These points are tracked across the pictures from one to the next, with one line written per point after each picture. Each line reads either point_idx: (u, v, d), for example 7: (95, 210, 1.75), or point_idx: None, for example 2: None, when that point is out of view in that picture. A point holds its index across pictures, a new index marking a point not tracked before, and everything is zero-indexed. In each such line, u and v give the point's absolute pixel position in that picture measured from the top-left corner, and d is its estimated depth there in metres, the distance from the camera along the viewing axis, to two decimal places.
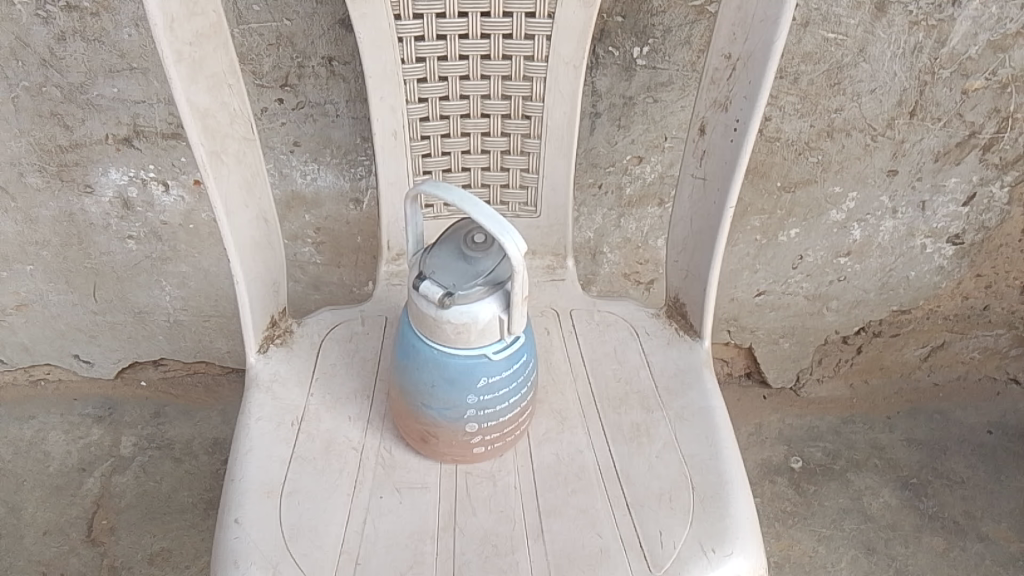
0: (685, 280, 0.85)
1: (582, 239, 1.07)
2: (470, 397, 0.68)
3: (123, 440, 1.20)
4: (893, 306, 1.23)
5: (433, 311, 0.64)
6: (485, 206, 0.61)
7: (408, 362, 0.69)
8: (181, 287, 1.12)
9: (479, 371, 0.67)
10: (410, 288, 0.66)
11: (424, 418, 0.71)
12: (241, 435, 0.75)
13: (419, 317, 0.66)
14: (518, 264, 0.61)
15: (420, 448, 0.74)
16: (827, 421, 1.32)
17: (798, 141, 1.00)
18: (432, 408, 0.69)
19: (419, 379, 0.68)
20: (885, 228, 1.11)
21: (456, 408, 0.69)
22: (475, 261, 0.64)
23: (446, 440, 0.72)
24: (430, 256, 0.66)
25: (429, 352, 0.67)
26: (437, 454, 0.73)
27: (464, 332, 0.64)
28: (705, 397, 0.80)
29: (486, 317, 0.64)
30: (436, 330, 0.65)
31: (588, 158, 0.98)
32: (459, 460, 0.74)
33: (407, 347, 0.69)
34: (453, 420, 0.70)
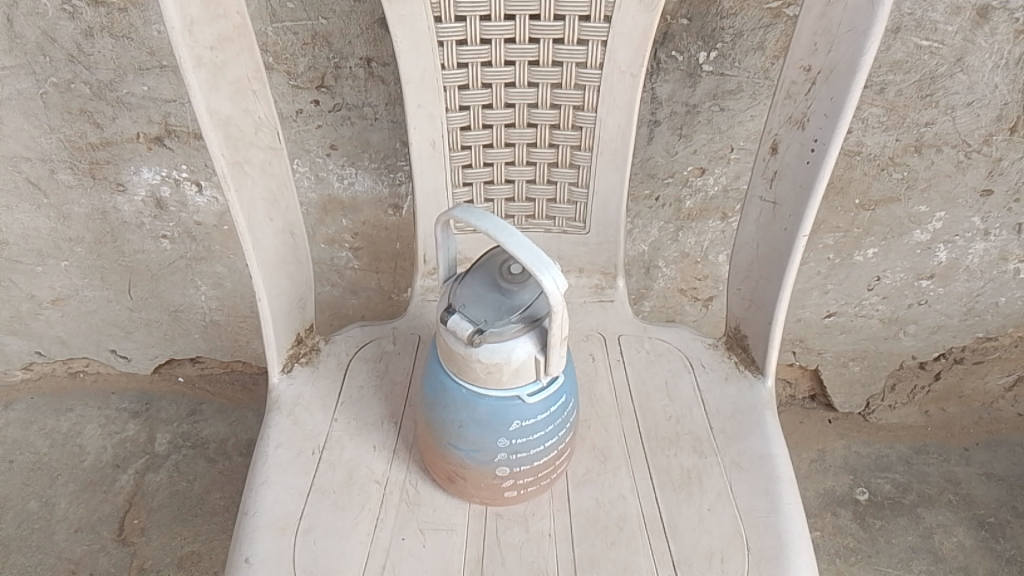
0: (748, 311, 0.77)
1: (635, 253, 1.00)
2: (501, 440, 0.62)
3: (158, 437, 1.19)
4: (978, 333, 1.12)
5: (462, 347, 0.58)
6: (521, 237, 0.54)
7: (435, 398, 0.63)
8: (216, 288, 1.09)
9: (512, 415, 0.60)
10: (438, 320, 0.60)
11: (452, 458, 0.65)
12: (258, 463, 0.70)
13: (447, 353, 0.60)
14: (556, 303, 0.54)
15: (447, 486, 0.68)
16: (896, 450, 1.23)
17: (880, 156, 0.91)
18: (460, 448, 0.63)
19: (447, 418, 0.62)
20: (974, 250, 1.01)
21: (486, 450, 0.63)
22: (511, 295, 0.57)
23: (475, 482, 0.66)
24: (460, 286, 0.59)
25: (457, 391, 0.60)
26: (465, 494, 0.68)
27: (494, 372, 0.58)
28: (766, 444, 0.72)
29: (520, 357, 0.57)
30: (465, 368, 0.59)
31: (645, 167, 0.90)
32: (487, 502, 0.68)
33: (436, 382, 0.63)
34: (483, 462, 0.64)
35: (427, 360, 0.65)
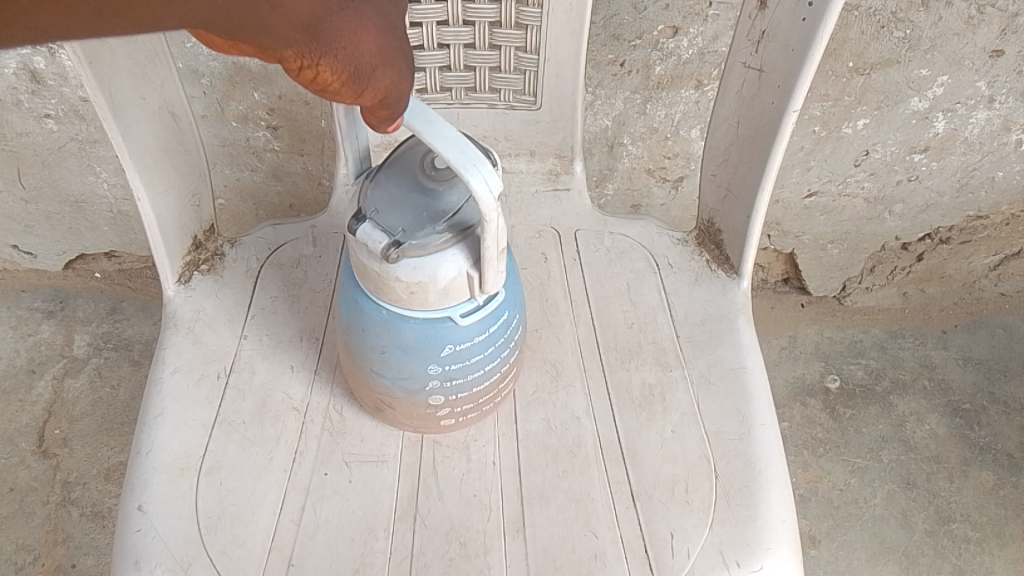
0: (725, 202, 0.66)
1: (597, 128, 0.87)
2: (432, 367, 0.51)
3: (75, 339, 1.09)
4: (969, 211, 1.03)
5: (377, 263, 0.46)
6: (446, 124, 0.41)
7: (352, 320, 0.52)
8: (118, 175, 0.96)
9: (442, 339, 0.50)
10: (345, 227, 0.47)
11: (377, 386, 0.55)
12: (152, 392, 0.60)
13: (360, 268, 0.48)
14: (490, 211, 0.42)
15: (376, 414, 0.59)
16: (872, 334, 1.16)
17: (882, 11, 0.77)
18: (386, 375, 0.53)
19: (368, 342, 0.52)
20: (976, 120, 0.90)
21: (416, 378, 0.53)
22: (434, 198, 0.45)
23: (407, 410, 0.56)
24: (371, 186, 0.46)
25: (378, 313, 0.50)
26: (396, 423, 0.59)
27: (418, 292, 0.47)
28: (739, 356, 0.63)
29: (449, 274, 0.46)
30: (382, 287, 0.47)
31: (608, 27, 0.76)
32: (423, 430, 0.59)
33: (350, 301, 0.51)
34: (415, 389, 0.54)
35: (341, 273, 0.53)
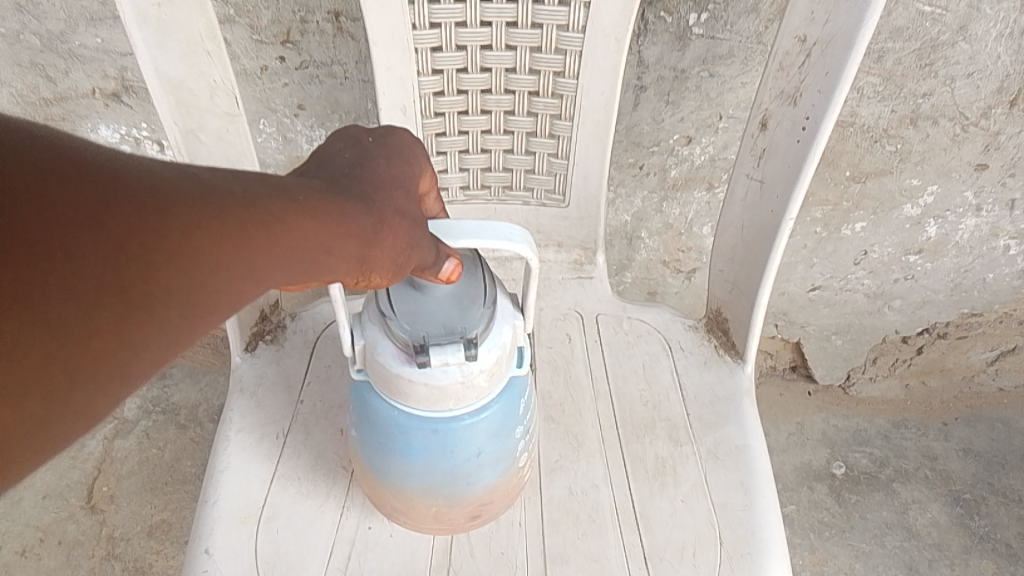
0: (731, 294, 0.74)
1: (618, 223, 0.96)
2: (518, 428, 0.50)
3: (127, 402, 1.20)
4: (964, 309, 1.10)
5: (457, 377, 0.43)
6: (465, 225, 0.43)
7: (423, 462, 0.48)
8: None
9: (518, 396, 0.49)
10: (403, 377, 0.44)
11: (474, 495, 0.51)
12: (218, 449, 0.68)
13: (431, 399, 0.44)
14: (530, 254, 0.45)
15: (460, 529, 0.55)
16: (875, 424, 1.21)
17: (874, 128, 0.87)
18: (478, 482, 0.50)
19: (452, 467, 0.48)
20: (965, 226, 0.98)
21: (510, 453, 0.50)
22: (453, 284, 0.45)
23: (501, 497, 0.53)
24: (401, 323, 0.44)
25: (448, 432, 0.47)
26: (488, 520, 0.55)
27: (497, 369, 0.45)
28: (744, 435, 0.70)
29: (508, 334, 0.46)
30: (465, 395, 0.45)
31: (630, 135, 0.86)
32: (498, 511, 0.56)
33: (421, 441, 0.47)
34: (508, 472, 0.51)
35: (358, 436, 0.50)
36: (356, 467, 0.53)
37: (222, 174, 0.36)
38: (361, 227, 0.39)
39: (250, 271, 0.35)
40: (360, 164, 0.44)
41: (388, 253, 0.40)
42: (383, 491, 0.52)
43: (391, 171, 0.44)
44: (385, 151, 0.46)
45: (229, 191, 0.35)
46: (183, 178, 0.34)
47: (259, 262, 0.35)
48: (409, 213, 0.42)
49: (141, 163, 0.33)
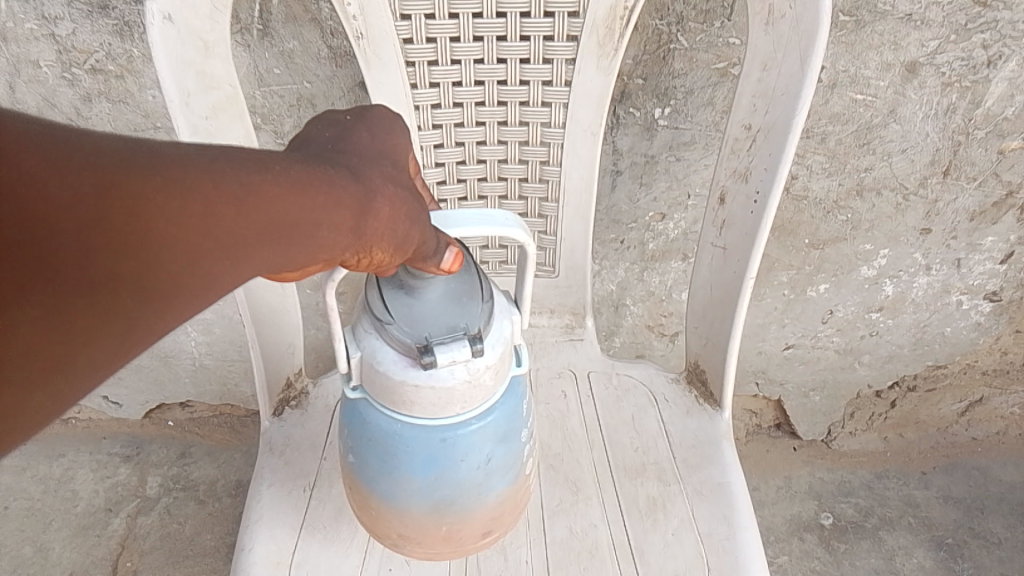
0: (706, 348, 0.83)
1: (604, 292, 1.06)
2: (520, 433, 0.56)
3: (148, 480, 1.27)
4: (928, 362, 1.19)
5: (464, 373, 0.48)
6: (461, 216, 0.49)
7: (439, 474, 0.53)
8: (205, 333, 1.17)
9: (518, 401, 0.55)
10: (413, 379, 0.48)
11: (488, 503, 0.56)
12: (252, 502, 0.75)
13: (441, 404, 0.49)
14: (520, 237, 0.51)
15: (477, 545, 0.59)
16: (859, 475, 1.29)
17: (825, 200, 0.98)
18: (489, 488, 0.55)
19: (464, 473, 0.53)
20: (919, 284, 1.08)
21: (515, 457, 0.56)
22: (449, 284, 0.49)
23: (510, 503, 0.58)
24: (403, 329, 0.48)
25: (458, 438, 0.51)
26: (502, 530, 0.60)
27: (499, 368, 0.50)
28: (724, 473, 0.77)
29: (505, 329, 0.51)
30: (472, 397, 0.50)
31: (610, 213, 0.97)
32: (509, 522, 0.61)
33: (434, 452, 0.52)
34: (512, 476, 0.56)
35: (372, 463, 0.53)
36: (365, 504, 0.57)
37: (196, 148, 0.37)
38: (348, 195, 0.40)
39: (230, 244, 0.36)
40: (340, 141, 0.46)
41: (385, 224, 0.42)
42: (399, 516, 0.55)
43: (374, 143, 0.46)
44: (368, 126, 0.47)
45: (194, 160, 0.35)
46: (136, 149, 0.35)
47: (241, 237, 0.36)
48: (397, 183, 0.44)
49: (101, 143, 0.34)
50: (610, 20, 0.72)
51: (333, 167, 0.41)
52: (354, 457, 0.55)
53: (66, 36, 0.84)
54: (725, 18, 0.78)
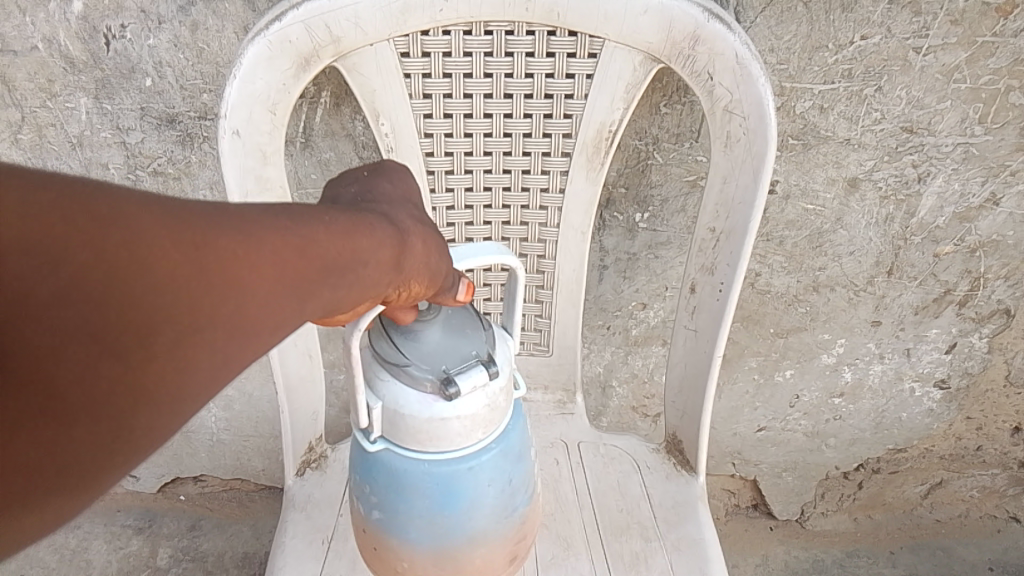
0: (681, 419, 0.94)
1: (593, 373, 1.19)
2: (527, 452, 0.67)
3: (159, 551, 1.34)
4: (889, 445, 1.30)
5: (483, 393, 0.58)
6: (462, 253, 0.60)
7: (471, 503, 0.62)
8: (226, 408, 1.27)
9: (522, 425, 0.66)
10: (439, 407, 0.57)
11: (513, 522, 0.66)
12: (277, 552, 0.84)
13: (465, 432, 0.59)
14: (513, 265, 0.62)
15: (507, 565, 0.69)
16: (831, 554, 1.38)
17: (786, 294, 1.12)
18: (514, 507, 0.66)
19: (492, 497, 0.63)
20: (874, 371, 1.20)
21: (528, 474, 0.67)
22: (456, 324, 0.60)
23: (529, 519, 0.69)
24: (426, 366, 0.58)
25: (485, 464, 0.62)
26: (525, 546, 0.70)
27: (506, 391, 0.62)
28: (699, 530, 0.87)
29: (505, 352, 0.62)
30: (489, 421, 0.60)
31: (597, 302, 1.10)
32: (528, 540, 0.71)
33: (464, 482, 0.62)
34: (528, 490, 0.67)
35: (411, 510, 0.62)
36: (405, 556, 0.65)
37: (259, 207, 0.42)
38: (384, 243, 0.47)
39: (297, 289, 0.41)
40: (365, 194, 0.56)
41: (420, 258, 0.51)
42: (443, 554, 0.64)
43: (394, 189, 0.57)
44: (385, 180, 0.58)
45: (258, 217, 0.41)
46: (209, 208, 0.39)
47: (306, 281, 0.41)
48: (422, 223, 0.53)
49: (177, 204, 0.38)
50: (597, 141, 0.86)
51: (371, 213, 0.50)
52: (395, 518, 0.63)
53: (134, 143, 0.99)
54: (693, 140, 0.93)
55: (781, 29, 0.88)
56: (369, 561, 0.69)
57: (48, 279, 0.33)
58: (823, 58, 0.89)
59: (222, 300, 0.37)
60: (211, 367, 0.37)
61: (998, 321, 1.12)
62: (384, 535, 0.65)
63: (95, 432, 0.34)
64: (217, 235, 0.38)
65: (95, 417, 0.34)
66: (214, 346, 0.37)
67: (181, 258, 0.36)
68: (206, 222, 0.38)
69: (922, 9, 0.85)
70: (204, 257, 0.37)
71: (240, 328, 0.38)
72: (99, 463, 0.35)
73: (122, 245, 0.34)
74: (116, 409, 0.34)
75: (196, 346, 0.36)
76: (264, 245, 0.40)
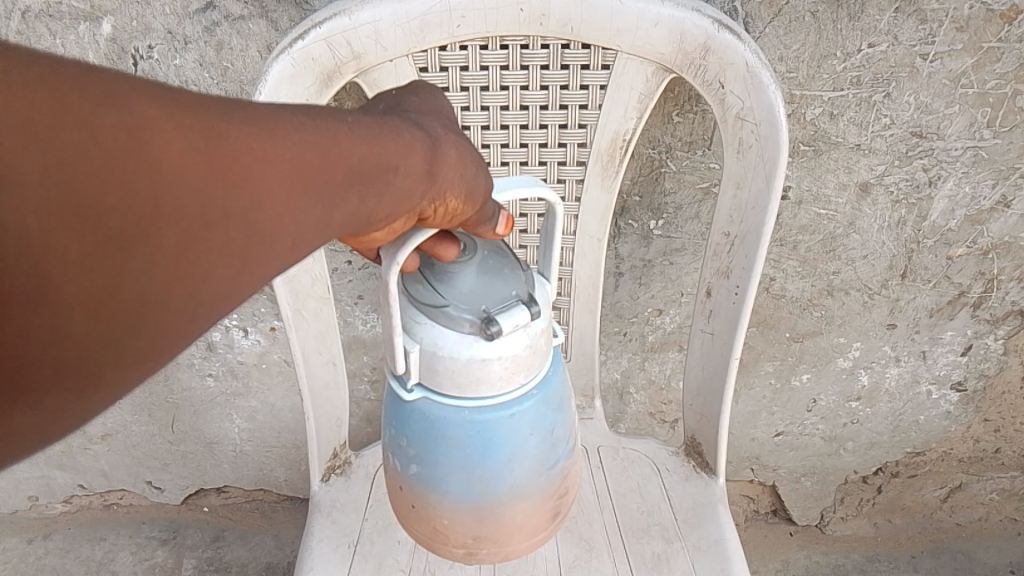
0: (700, 422, 0.95)
1: (610, 379, 1.20)
2: (566, 401, 0.67)
3: (184, 562, 1.36)
4: (907, 448, 1.30)
5: (524, 334, 0.58)
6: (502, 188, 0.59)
7: (512, 451, 0.63)
8: (249, 420, 1.29)
9: (561, 373, 0.66)
10: (481, 348, 0.57)
11: (554, 472, 0.67)
12: (305, 556, 0.86)
13: (507, 375, 0.59)
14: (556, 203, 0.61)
15: (549, 518, 0.69)
16: (852, 559, 1.40)
17: (801, 298, 1.13)
18: (554, 457, 0.66)
19: (533, 445, 0.63)
20: (890, 374, 1.20)
21: (567, 424, 0.67)
22: (496, 264, 0.59)
23: (569, 467, 0.69)
24: (466, 306, 0.57)
25: (526, 411, 0.62)
26: (566, 498, 0.70)
27: (547, 335, 0.61)
28: (720, 530, 0.88)
29: (543, 296, 0.62)
30: (531, 365, 0.60)
31: (614, 309, 1.12)
32: (568, 493, 0.71)
33: (506, 430, 0.61)
34: (568, 441, 0.67)
35: (452, 463, 0.63)
36: (446, 511, 0.66)
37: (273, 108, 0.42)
38: (408, 150, 0.48)
39: (313, 191, 0.42)
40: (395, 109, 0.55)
41: (456, 170, 0.51)
42: (485, 506, 0.65)
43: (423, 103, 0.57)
44: (411, 96, 0.57)
45: (274, 117, 0.42)
46: (225, 104, 0.40)
47: (322, 183, 0.43)
48: (452, 133, 0.53)
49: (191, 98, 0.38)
50: (612, 150, 0.88)
51: (400, 119, 0.50)
52: (436, 470, 0.64)
53: None
54: (706, 147, 0.95)
55: (790, 38, 0.90)
56: (409, 522, 0.69)
57: (37, 161, 0.32)
58: (832, 66, 0.91)
59: (236, 197, 0.38)
60: (219, 266, 0.38)
61: (1013, 323, 1.13)
62: (425, 490, 0.65)
63: (101, 326, 0.34)
64: (232, 132, 0.39)
65: (97, 310, 0.34)
66: (221, 245, 0.38)
67: (187, 151, 0.36)
68: (221, 118, 0.39)
69: (928, 16, 0.87)
70: (211, 150, 0.37)
71: (249, 228, 0.39)
72: (116, 360, 0.35)
73: (126, 132, 0.34)
74: (121, 303, 0.34)
75: (209, 242, 0.37)
76: (277, 147, 0.40)
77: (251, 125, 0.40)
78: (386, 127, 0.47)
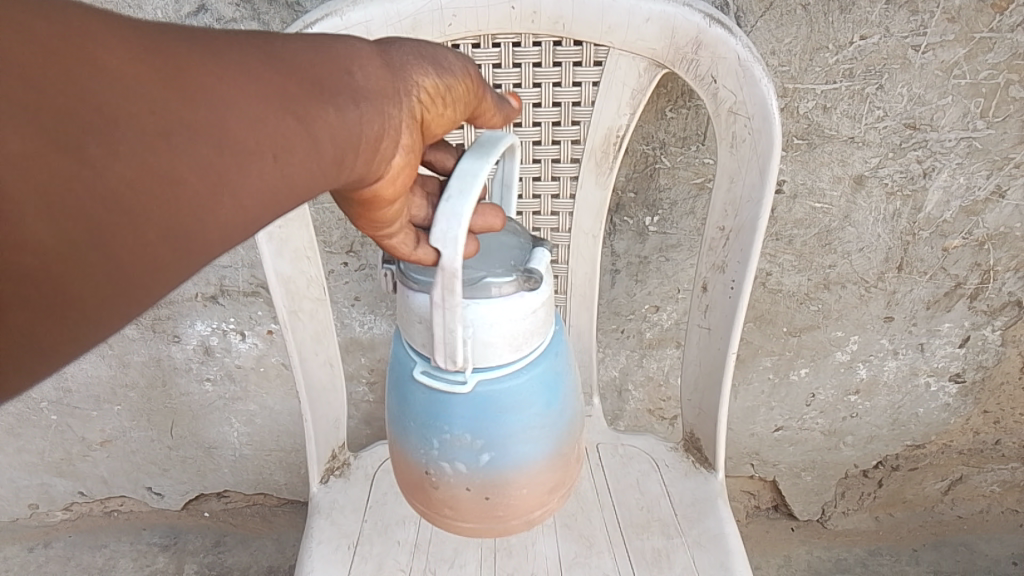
0: (698, 417, 0.95)
1: (609, 377, 1.20)
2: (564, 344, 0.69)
3: (185, 567, 1.35)
4: (907, 441, 1.30)
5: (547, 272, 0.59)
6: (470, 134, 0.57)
7: (551, 398, 0.63)
8: (248, 424, 1.29)
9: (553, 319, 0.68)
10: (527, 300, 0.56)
11: (576, 413, 0.68)
12: (304, 557, 0.86)
13: (543, 320, 0.59)
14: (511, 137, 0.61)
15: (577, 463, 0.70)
16: (854, 553, 1.39)
17: (797, 292, 1.13)
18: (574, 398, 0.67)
19: (562, 387, 0.64)
20: (888, 367, 1.20)
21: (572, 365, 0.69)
22: None
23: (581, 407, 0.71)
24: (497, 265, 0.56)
25: (551, 357, 0.63)
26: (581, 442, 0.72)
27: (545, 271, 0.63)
28: (720, 525, 0.88)
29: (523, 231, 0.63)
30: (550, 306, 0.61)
31: (611, 306, 1.12)
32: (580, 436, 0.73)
33: (544, 378, 0.62)
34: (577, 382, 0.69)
35: (504, 435, 0.61)
36: (502, 489, 0.63)
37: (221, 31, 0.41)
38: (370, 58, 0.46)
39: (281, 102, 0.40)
40: None
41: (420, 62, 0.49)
42: (537, 465, 0.64)
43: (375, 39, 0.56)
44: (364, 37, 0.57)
45: (221, 37, 0.40)
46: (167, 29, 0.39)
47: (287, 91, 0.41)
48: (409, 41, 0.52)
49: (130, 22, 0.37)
50: (605, 146, 0.88)
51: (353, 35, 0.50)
52: (475, 448, 0.61)
53: None
54: (699, 143, 0.95)
55: (782, 32, 0.90)
56: (411, 494, 0.68)
57: None
58: (824, 59, 0.91)
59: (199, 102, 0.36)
60: (195, 172, 0.35)
61: (1010, 313, 1.13)
62: (476, 476, 0.62)
63: (59, 237, 0.31)
64: (178, 46, 0.37)
65: (61, 221, 0.31)
66: (194, 149, 0.35)
67: (127, 58, 0.35)
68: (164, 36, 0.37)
69: (919, 8, 0.87)
70: (154, 59, 0.36)
71: (222, 136, 0.37)
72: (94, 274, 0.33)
73: (54, 43, 0.33)
74: (87, 213, 0.32)
75: (180, 146, 0.35)
76: (224, 60, 0.39)
77: (194, 40, 0.38)
78: (339, 44, 0.46)
